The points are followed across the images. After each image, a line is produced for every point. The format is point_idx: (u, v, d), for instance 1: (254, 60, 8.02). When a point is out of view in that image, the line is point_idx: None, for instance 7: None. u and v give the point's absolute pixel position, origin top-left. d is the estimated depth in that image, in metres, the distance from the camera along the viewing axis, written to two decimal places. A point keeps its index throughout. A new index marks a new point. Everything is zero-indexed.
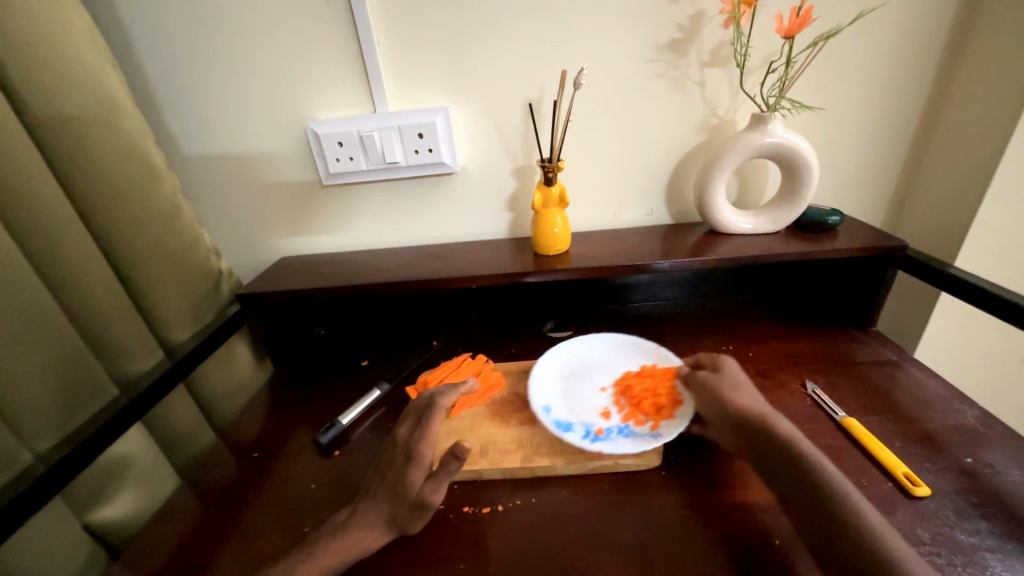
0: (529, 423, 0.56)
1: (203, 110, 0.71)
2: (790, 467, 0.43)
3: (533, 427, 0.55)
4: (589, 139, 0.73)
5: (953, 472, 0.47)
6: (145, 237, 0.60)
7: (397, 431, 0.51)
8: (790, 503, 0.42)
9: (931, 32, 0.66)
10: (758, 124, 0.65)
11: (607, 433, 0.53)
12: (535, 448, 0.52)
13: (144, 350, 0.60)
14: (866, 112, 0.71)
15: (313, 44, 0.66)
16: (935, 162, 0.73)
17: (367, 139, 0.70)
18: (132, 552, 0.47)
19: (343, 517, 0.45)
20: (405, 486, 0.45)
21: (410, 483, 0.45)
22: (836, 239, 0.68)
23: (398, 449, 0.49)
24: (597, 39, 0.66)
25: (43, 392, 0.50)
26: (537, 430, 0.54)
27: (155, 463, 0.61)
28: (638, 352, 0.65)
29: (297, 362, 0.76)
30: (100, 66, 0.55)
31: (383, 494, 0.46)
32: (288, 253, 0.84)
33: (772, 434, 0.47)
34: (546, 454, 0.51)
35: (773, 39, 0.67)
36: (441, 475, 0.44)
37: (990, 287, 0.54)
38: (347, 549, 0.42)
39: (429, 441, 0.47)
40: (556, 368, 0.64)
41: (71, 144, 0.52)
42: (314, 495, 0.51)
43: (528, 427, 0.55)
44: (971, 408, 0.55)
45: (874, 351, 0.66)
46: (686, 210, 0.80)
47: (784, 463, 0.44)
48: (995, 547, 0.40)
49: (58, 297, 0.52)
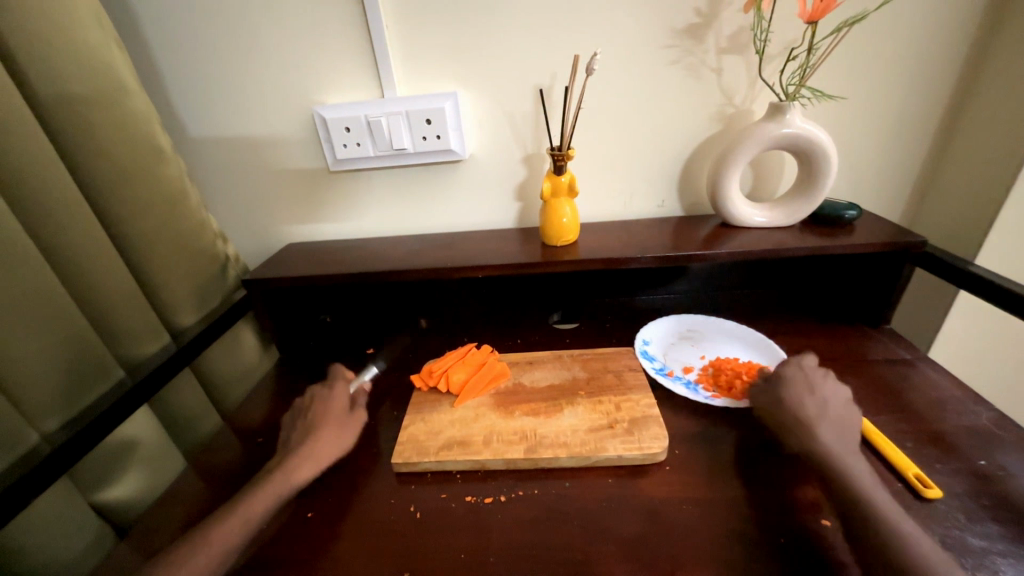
0: (533, 413, 0.56)
1: (211, 92, 0.70)
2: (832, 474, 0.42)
3: (536, 417, 0.55)
4: (600, 128, 0.72)
5: (965, 474, 0.47)
6: (153, 222, 0.60)
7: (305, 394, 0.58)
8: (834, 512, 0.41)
9: (963, 18, 0.63)
10: (776, 114, 0.63)
11: (673, 378, 0.61)
12: (539, 440, 0.52)
13: (152, 333, 0.61)
14: (890, 102, 0.69)
15: (321, 26, 0.65)
16: (961, 155, 0.70)
17: (374, 124, 0.69)
18: (141, 531, 0.48)
19: (297, 439, 0.52)
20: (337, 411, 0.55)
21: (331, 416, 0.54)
22: (852, 234, 0.66)
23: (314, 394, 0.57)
24: (609, 24, 0.64)
25: (51, 374, 0.51)
26: (541, 420, 0.55)
27: (159, 447, 0.62)
28: (759, 352, 0.65)
29: (304, 348, 0.77)
30: (106, 46, 0.54)
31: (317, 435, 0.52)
32: (295, 239, 0.84)
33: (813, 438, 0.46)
34: (550, 446, 0.51)
35: (795, 24, 0.64)
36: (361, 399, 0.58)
37: (1011, 285, 0.53)
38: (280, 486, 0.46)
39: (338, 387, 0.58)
40: (674, 326, 0.71)
41: (78, 128, 0.51)
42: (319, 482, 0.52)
43: (533, 418, 0.55)
44: (987, 410, 0.54)
45: (887, 349, 0.65)
46: (698, 202, 0.78)
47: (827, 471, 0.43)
48: (1006, 551, 0.40)
49: (64, 280, 0.52)
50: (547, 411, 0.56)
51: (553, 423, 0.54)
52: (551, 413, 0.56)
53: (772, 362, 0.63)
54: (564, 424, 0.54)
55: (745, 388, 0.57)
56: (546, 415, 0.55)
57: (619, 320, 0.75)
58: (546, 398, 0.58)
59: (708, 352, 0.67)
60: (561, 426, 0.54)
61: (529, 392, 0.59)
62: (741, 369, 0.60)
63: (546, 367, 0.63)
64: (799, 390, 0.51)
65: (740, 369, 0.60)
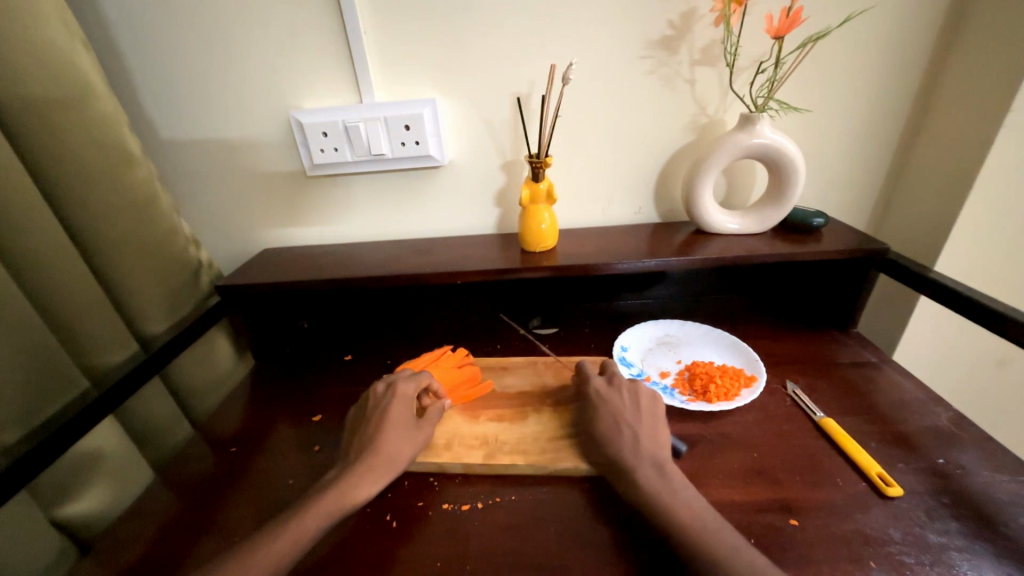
0: (602, 426, 0.50)
1: (183, 96, 0.69)
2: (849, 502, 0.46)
3: (608, 428, 0.50)
4: (578, 135, 0.73)
5: (926, 472, 0.48)
6: (121, 226, 0.59)
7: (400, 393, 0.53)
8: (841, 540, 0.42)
9: (920, 36, 0.66)
10: (747, 124, 0.65)
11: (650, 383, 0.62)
12: (499, 446, 0.53)
13: (118, 341, 0.59)
14: (853, 115, 0.72)
15: (297, 31, 0.65)
16: (920, 166, 0.73)
17: (352, 129, 0.69)
18: (105, 547, 0.46)
19: (360, 449, 0.48)
20: (408, 415, 0.52)
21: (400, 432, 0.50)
22: (821, 241, 0.69)
23: (378, 397, 0.53)
24: (586, 35, 0.66)
25: (9, 386, 0.48)
26: (618, 431, 0.49)
27: (126, 459, 0.60)
28: (734, 355, 0.66)
29: (280, 355, 0.75)
30: (73, 48, 0.53)
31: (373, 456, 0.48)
32: (272, 244, 0.82)
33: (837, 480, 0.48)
34: (507, 454, 0.52)
35: (763, 39, 0.67)
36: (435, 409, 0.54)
37: (969, 292, 0.55)
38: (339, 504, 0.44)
39: (414, 387, 0.54)
40: (652, 332, 0.72)
41: (42, 130, 0.50)
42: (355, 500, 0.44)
43: (601, 430, 0.50)
44: (945, 410, 0.56)
45: (854, 352, 0.67)
46: (674, 209, 0.80)
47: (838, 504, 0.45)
48: (963, 546, 0.41)
49: (25, 289, 0.50)
50: (628, 419, 0.50)
51: (628, 433, 0.48)
52: (636, 420, 0.50)
53: (746, 365, 0.64)
54: (644, 437, 0.48)
55: (719, 391, 0.58)
56: (628, 424, 0.49)
57: (597, 325, 0.76)
58: (628, 406, 0.51)
59: (684, 356, 0.68)
60: (640, 440, 0.48)
61: (614, 399, 0.52)
62: (714, 372, 0.61)
63: (519, 372, 0.64)
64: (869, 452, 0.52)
65: (714, 373, 0.61)
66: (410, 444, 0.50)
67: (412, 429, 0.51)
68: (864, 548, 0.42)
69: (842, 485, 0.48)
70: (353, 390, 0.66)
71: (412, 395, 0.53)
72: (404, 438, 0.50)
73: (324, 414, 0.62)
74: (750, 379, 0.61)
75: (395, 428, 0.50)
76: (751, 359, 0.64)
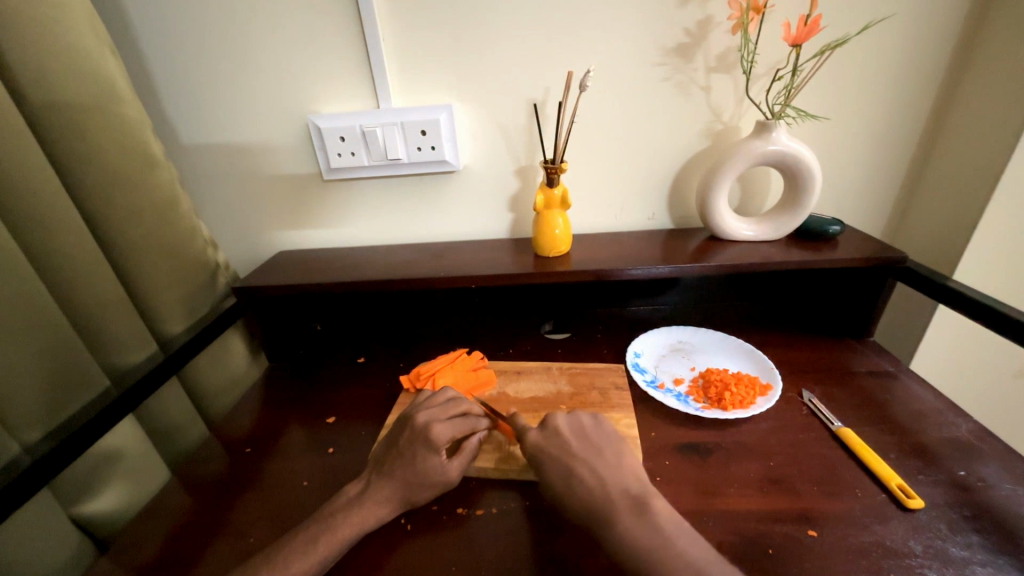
0: (557, 480, 0.45)
1: (204, 101, 0.70)
2: (868, 514, 0.45)
3: (564, 479, 0.44)
4: (593, 142, 0.73)
5: (946, 484, 0.48)
6: (142, 230, 0.60)
7: (436, 431, 0.49)
8: (858, 554, 0.42)
9: (939, 44, 0.66)
10: (763, 132, 0.65)
11: (664, 390, 0.62)
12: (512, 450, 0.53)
13: (139, 342, 0.60)
14: (870, 123, 0.71)
15: (318, 38, 0.66)
16: (938, 175, 0.72)
17: (368, 134, 0.69)
18: (125, 544, 0.47)
19: (377, 476, 0.48)
20: (433, 460, 0.47)
21: (417, 471, 0.47)
22: (836, 249, 0.68)
23: (400, 439, 0.50)
24: (603, 43, 0.66)
25: (33, 383, 0.49)
26: (576, 479, 0.44)
27: (144, 459, 0.61)
28: (750, 363, 0.66)
29: (294, 357, 0.76)
30: (100, 55, 0.54)
31: (398, 475, 0.47)
32: (287, 246, 0.83)
33: (854, 491, 0.48)
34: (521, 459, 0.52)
35: (780, 47, 0.67)
36: (467, 451, 0.49)
37: (992, 303, 0.54)
38: (361, 521, 0.44)
39: (449, 430, 0.49)
40: (666, 339, 0.72)
41: (68, 132, 0.51)
42: (370, 526, 0.44)
43: (559, 481, 0.44)
44: (966, 422, 0.56)
45: (870, 361, 0.66)
46: (688, 215, 0.80)
47: (851, 522, 0.44)
48: (986, 560, 0.41)
49: (51, 287, 0.51)
50: (578, 459, 0.45)
51: (591, 475, 0.44)
52: (585, 457, 0.45)
53: (762, 373, 0.64)
54: (607, 473, 0.44)
55: (734, 399, 0.58)
56: (584, 467, 0.45)
57: (610, 331, 0.76)
58: (573, 446, 0.47)
59: (698, 363, 0.68)
60: (605, 480, 0.43)
61: (558, 440, 0.47)
62: (729, 379, 0.61)
63: (533, 378, 0.64)
64: (891, 461, 0.51)
65: (729, 380, 0.61)
66: (426, 484, 0.47)
67: (421, 470, 0.47)
68: (883, 560, 0.41)
69: (860, 495, 0.47)
70: (366, 393, 0.66)
71: (445, 444, 0.48)
72: (422, 482, 0.47)
73: (338, 416, 0.62)
74: (766, 387, 0.61)
75: (405, 468, 0.47)
76: (767, 367, 0.64)
